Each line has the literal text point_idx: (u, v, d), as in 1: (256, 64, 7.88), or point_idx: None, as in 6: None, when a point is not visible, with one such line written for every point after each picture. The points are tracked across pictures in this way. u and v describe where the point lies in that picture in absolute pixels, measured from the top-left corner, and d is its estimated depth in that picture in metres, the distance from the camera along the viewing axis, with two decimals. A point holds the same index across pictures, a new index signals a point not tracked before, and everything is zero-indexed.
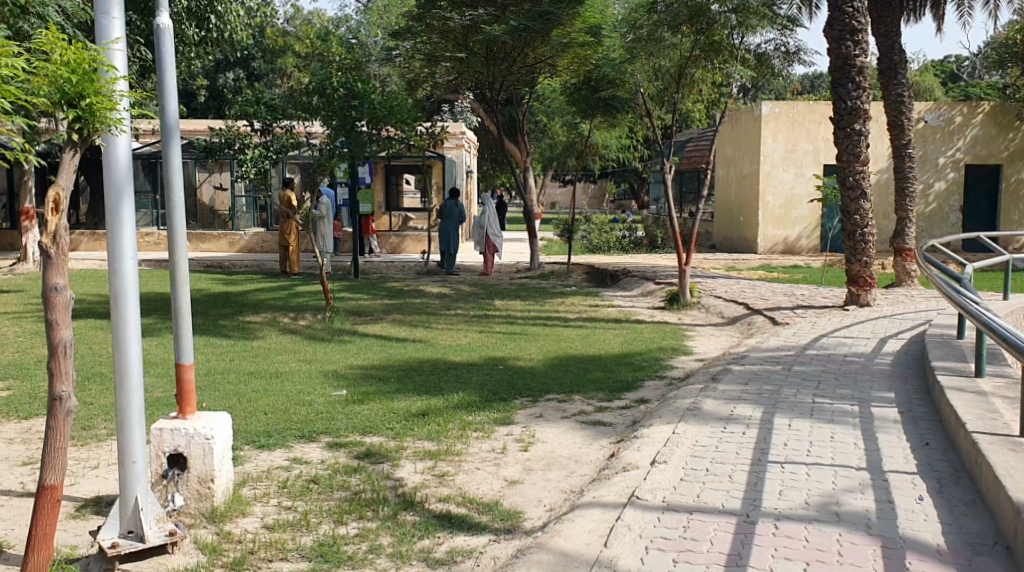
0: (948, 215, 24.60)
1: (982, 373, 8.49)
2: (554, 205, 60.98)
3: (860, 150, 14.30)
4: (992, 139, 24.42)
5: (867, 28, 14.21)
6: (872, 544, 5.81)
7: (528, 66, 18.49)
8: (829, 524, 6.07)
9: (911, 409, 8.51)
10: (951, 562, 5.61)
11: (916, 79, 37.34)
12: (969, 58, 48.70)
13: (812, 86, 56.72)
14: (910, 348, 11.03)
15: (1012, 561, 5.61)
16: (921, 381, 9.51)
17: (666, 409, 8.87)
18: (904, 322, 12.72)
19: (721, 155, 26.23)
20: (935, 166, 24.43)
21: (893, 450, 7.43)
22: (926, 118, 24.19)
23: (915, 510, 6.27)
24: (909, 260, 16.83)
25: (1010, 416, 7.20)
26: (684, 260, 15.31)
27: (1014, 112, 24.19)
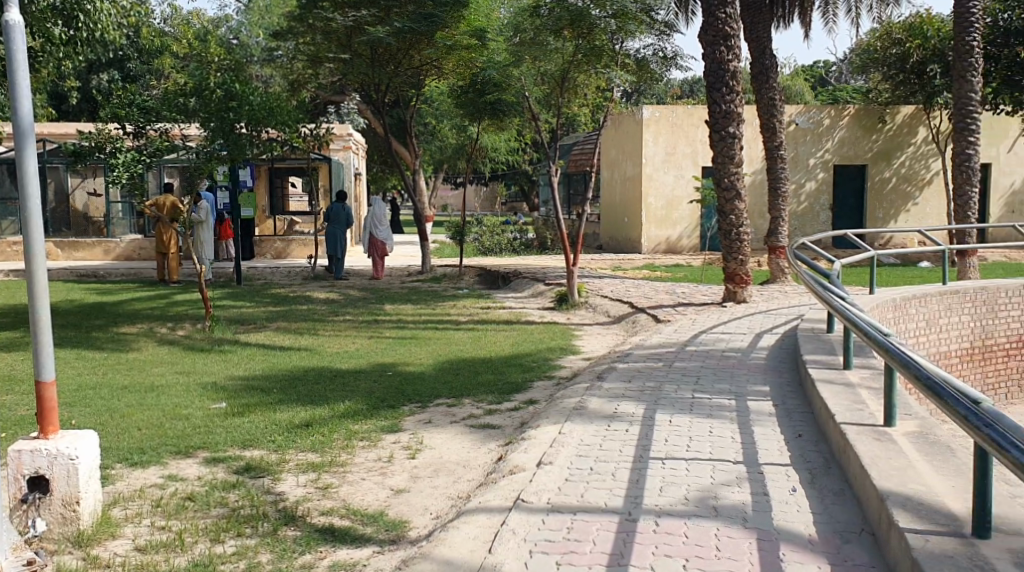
0: (819, 213, 25.23)
1: (849, 366, 8.77)
2: (444, 207, 60.77)
3: (734, 152, 14.52)
4: (858, 139, 25.15)
5: (739, 34, 14.42)
6: (748, 537, 5.88)
7: (415, 67, 18.29)
8: (707, 518, 6.12)
9: (784, 401, 8.76)
10: (822, 551, 5.71)
11: (787, 84, 38.59)
12: (837, 65, 50.75)
13: (692, 90, 58.16)
14: (784, 343, 11.27)
15: (877, 542, 5.77)
16: (794, 374, 9.79)
17: (553, 409, 8.86)
18: (779, 317, 12.99)
19: (606, 157, 26.39)
20: (806, 166, 25.02)
21: (768, 443, 7.62)
22: (796, 120, 24.77)
23: (788, 502, 6.40)
24: (782, 257, 17.21)
25: (875, 407, 7.49)
26: (572, 261, 15.31)
27: (877, 113, 25.06)
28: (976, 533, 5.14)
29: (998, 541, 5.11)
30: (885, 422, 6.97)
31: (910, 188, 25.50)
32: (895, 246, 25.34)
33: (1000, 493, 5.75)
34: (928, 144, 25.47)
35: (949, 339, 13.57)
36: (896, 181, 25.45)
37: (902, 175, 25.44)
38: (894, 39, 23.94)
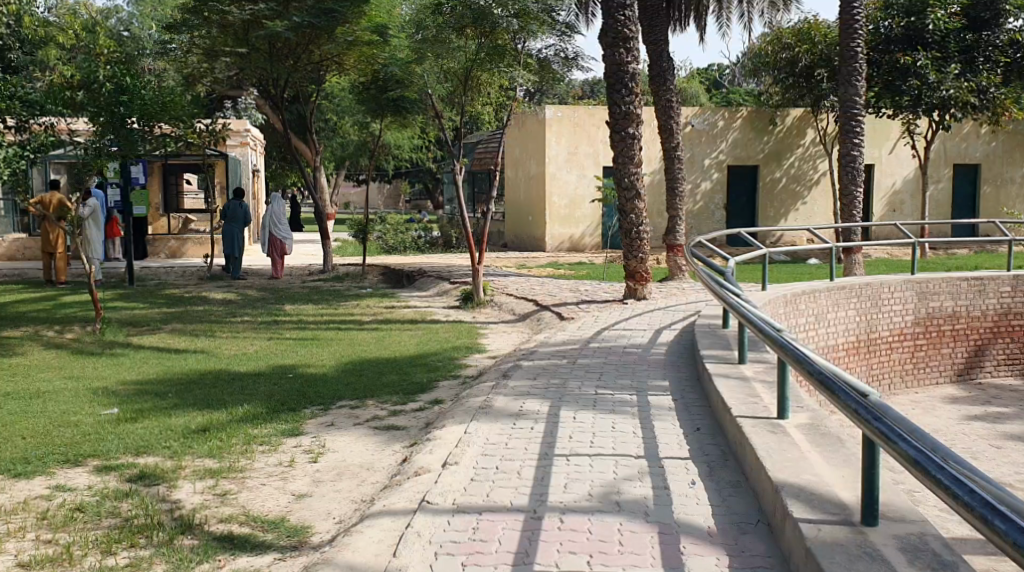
0: (713, 212, 25.61)
1: (744, 360, 8.97)
2: (346, 205, 60.11)
3: (634, 152, 14.65)
4: (749, 141, 25.63)
5: (638, 36, 14.49)
6: (650, 530, 5.94)
7: (315, 62, 18.00)
8: (610, 513, 6.18)
9: (682, 396, 8.88)
10: (719, 542, 5.79)
11: (683, 86, 39.26)
12: (731, 68, 51.80)
13: (593, 91, 58.66)
14: (682, 339, 11.39)
15: (771, 532, 5.88)
16: (691, 368, 9.93)
17: (459, 409, 8.77)
18: (675, 314, 13.07)
19: (510, 156, 26.38)
20: (702, 167, 25.39)
21: (667, 436, 7.73)
22: (692, 121, 25.11)
23: (688, 494, 6.52)
24: (680, 255, 17.37)
25: (768, 399, 7.72)
26: (477, 259, 15.23)
27: (768, 116, 25.59)
28: (864, 521, 5.32)
29: (885, 528, 5.28)
30: (777, 414, 7.19)
31: (799, 188, 26.06)
32: (784, 244, 25.76)
33: (885, 482, 5.97)
34: (816, 145, 26.05)
35: (837, 331, 13.77)
36: (786, 181, 25.97)
37: (792, 175, 25.99)
38: (783, 43, 24.17)
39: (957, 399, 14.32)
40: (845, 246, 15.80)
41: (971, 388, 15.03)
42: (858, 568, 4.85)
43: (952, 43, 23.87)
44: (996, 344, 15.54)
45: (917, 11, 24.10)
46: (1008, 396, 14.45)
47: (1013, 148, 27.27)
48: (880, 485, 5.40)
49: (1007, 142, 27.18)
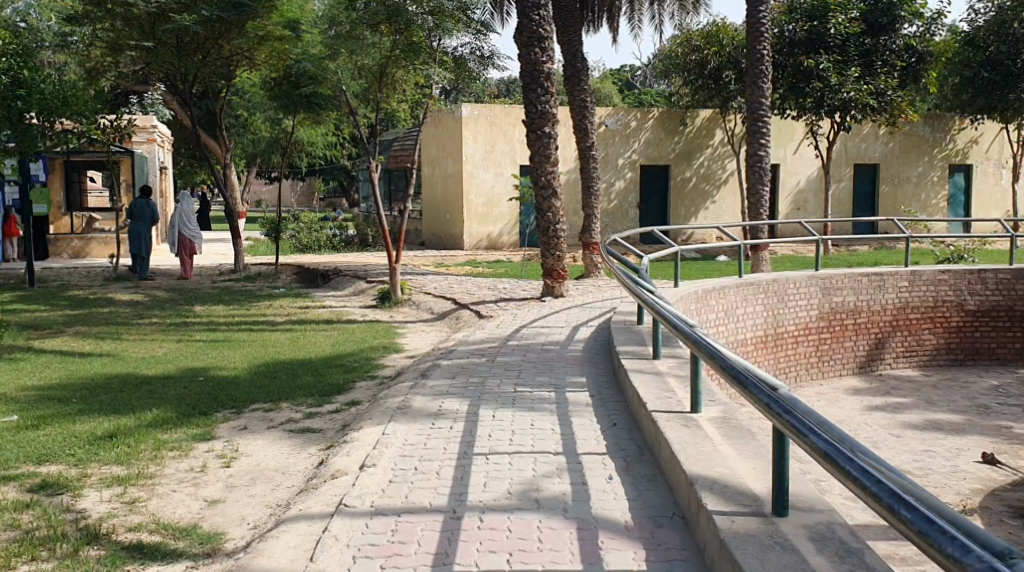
0: (627, 212, 25.73)
1: (658, 356, 8.98)
2: (258, 203, 59.10)
3: (551, 151, 14.63)
4: (660, 141, 25.85)
5: (553, 36, 14.50)
6: (568, 527, 6.01)
7: (224, 57, 17.63)
8: (529, 511, 6.21)
9: (599, 391, 8.89)
10: (636, 536, 5.89)
11: (597, 87, 39.52)
12: (643, 69, 52.28)
13: (508, 91, 58.85)
14: (599, 335, 11.42)
15: (686, 524, 6.00)
16: (608, 364, 9.96)
17: (376, 409, 8.63)
18: (591, 311, 13.07)
19: (425, 154, 26.17)
20: (615, 166, 25.52)
21: (585, 432, 7.73)
22: (606, 121, 25.22)
23: (605, 490, 6.56)
24: (596, 253, 17.44)
25: (682, 394, 7.76)
26: (394, 258, 15.04)
27: (678, 117, 25.84)
28: (775, 511, 5.47)
29: (795, 517, 5.45)
30: (691, 408, 7.23)
31: (708, 187, 26.35)
32: (694, 242, 25.98)
33: (794, 472, 6.13)
34: (724, 146, 26.40)
35: (745, 325, 13.92)
36: (696, 181, 26.26)
37: (701, 175, 26.29)
38: (692, 45, 24.43)
39: (859, 390, 14.55)
40: (752, 244, 16.04)
41: (872, 379, 15.22)
42: (769, 558, 5.01)
43: (853, 47, 24.39)
44: (894, 337, 15.69)
45: (819, 16, 24.46)
46: (909, 386, 14.82)
47: (909, 149, 28.10)
48: (789, 477, 5.57)
49: (903, 143, 27.99)
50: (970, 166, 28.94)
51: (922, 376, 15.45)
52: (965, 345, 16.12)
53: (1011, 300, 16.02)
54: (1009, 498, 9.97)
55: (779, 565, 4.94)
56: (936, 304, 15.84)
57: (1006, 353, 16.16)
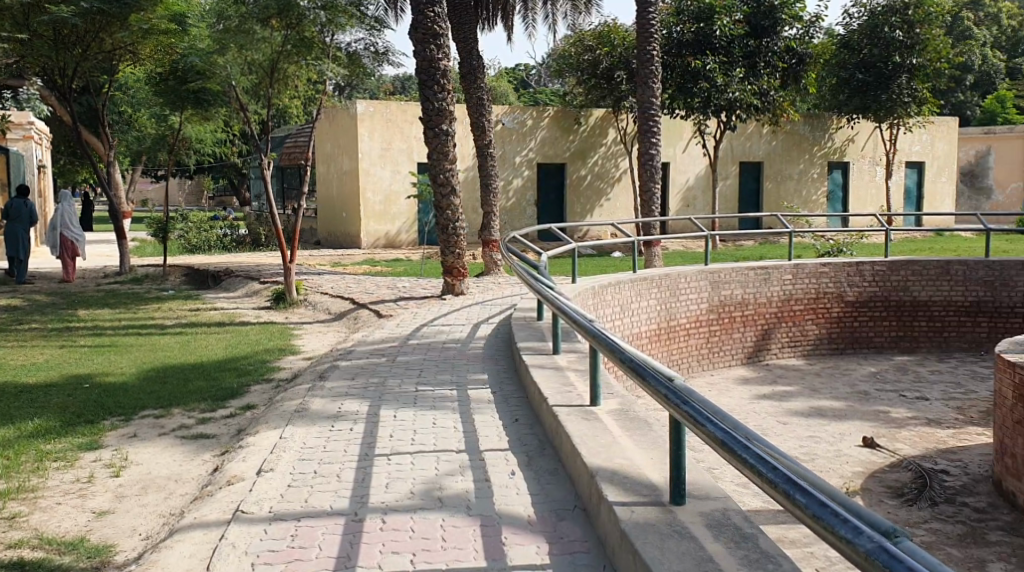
0: (525, 209, 25.73)
1: (558, 351, 8.93)
2: (144, 202, 57.40)
3: (449, 149, 14.46)
4: (557, 139, 25.84)
5: (448, 33, 14.33)
6: (472, 524, 5.93)
7: (105, 52, 17.03)
8: (432, 510, 6.09)
9: (501, 388, 8.78)
10: (539, 531, 5.85)
11: (492, 85, 39.49)
12: (537, 68, 52.46)
13: (403, 88, 58.64)
14: (499, 333, 11.30)
15: (587, 516, 6.00)
16: (509, 361, 9.86)
17: (273, 413, 8.35)
18: (491, 308, 12.96)
19: (319, 152, 25.66)
20: (513, 164, 25.39)
21: (487, 429, 7.60)
22: (503, 120, 25.01)
23: (508, 485, 6.45)
24: (495, 250, 17.38)
25: (582, 388, 7.70)
26: (289, 258, 14.67)
27: (573, 115, 25.84)
28: (672, 500, 5.48)
29: (692, 505, 5.47)
30: (590, 400, 7.16)
31: (603, 185, 26.55)
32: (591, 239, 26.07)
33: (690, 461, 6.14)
34: (617, 144, 26.61)
35: (639, 319, 14.00)
36: (591, 178, 26.40)
37: (596, 173, 26.43)
38: (585, 45, 24.75)
39: (747, 379, 14.77)
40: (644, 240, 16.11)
41: (761, 369, 15.45)
42: (668, 546, 5.08)
43: (737, 48, 24.86)
44: (779, 327, 16.00)
45: (705, 17, 24.75)
46: (793, 374, 15.11)
47: (791, 147, 28.76)
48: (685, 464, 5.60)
49: (785, 142, 28.63)
50: (847, 163, 29.83)
51: (806, 364, 15.78)
52: (846, 335, 16.45)
53: (887, 290, 16.47)
54: (888, 479, 10.29)
55: (678, 552, 5.02)
56: (818, 295, 16.24)
57: (883, 341, 16.52)
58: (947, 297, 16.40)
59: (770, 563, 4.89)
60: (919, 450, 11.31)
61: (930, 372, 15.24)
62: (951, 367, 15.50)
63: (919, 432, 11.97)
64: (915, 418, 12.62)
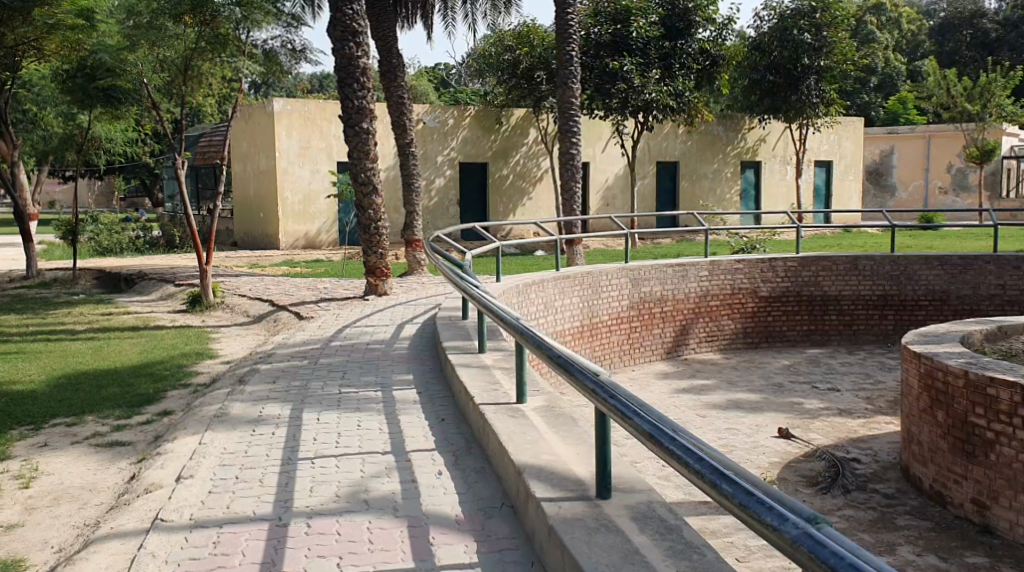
0: (448, 208, 25.45)
1: (484, 349, 8.78)
2: (53, 205, 55.80)
3: (369, 147, 14.23)
4: (478, 139, 25.68)
5: (367, 31, 14.13)
6: (400, 525, 5.76)
7: (9, 46, 16.47)
8: (359, 513, 5.91)
9: (427, 388, 8.60)
10: (468, 530, 5.71)
11: (412, 84, 39.22)
12: (457, 68, 52.22)
13: (321, 86, 58.06)
14: (423, 333, 11.12)
15: (515, 513, 5.88)
16: (434, 361, 9.69)
17: (191, 418, 8.07)
18: (416, 308, 12.78)
19: (234, 152, 25.10)
20: (435, 164, 25.12)
21: (412, 430, 7.42)
22: (424, 119, 24.72)
23: (435, 485, 6.29)
24: (418, 250, 17.22)
25: (509, 386, 7.57)
26: (205, 259, 14.30)
27: (494, 115, 25.70)
28: (598, 494, 5.38)
29: (618, 499, 5.38)
30: (516, 398, 7.07)
31: (525, 185, 26.53)
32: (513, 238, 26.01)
33: (616, 456, 6.06)
34: (538, 144, 26.62)
35: (563, 317, 13.95)
36: (513, 177, 26.32)
37: (518, 172, 26.37)
38: (505, 45, 24.81)
39: (667, 374, 14.83)
40: (566, 240, 16.07)
41: (681, 364, 15.52)
42: (596, 540, 4.98)
43: (653, 50, 25.05)
44: (697, 323, 16.08)
45: (622, 19, 25.06)
46: (711, 369, 15.21)
47: (705, 147, 29.05)
48: (611, 458, 5.50)
49: (700, 142, 28.90)
50: (759, 162, 30.30)
51: (724, 359, 15.89)
52: (761, 329, 16.63)
53: (798, 286, 16.73)
54: (803, 469, 10.40)
55: (605, 546, 4.92)
56: (733, 292, 16.38)
57: (795, 334, 16.73)
58: (856, 291, 16.68)
59: (696, 554, 4.81)
60: (832, 439, 11.44)
61: (841, 364, 15.48)
62: (861, 359, 15.77)
63: (831, 423, 12.12)
64: (827, 409, 12.78)
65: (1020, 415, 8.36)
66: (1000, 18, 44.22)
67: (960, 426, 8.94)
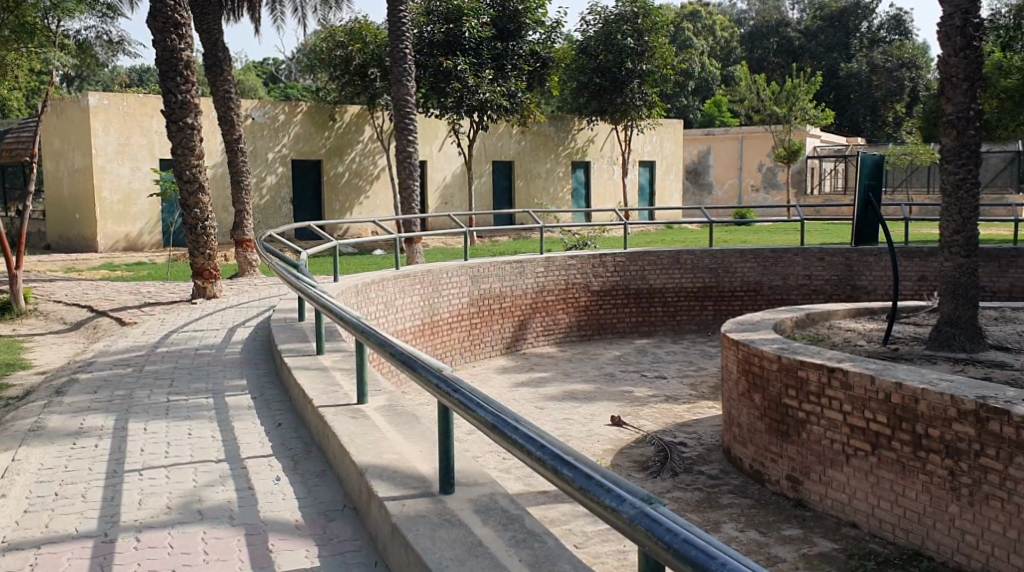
0: (281, 206, 24.69)
1: (322, 351, 8.44)
2: None
3: (194, 144, 13.64)
4: (310, 136, 24.98)
5: (190, 23, 13.47)
6: (237, 533, 5.42)
7: None
8: (192, 523, 5.52)
9: (262, 393, 8.22)
10: (309, 534, 5.42)
11: (240, 79, 38.07)
12: (287, 63, 50.92)
13: (140, 80, 55.77)
14: (257, 336, 10.67)
15: (358, 514, 5.62)
16: (269, 365, 9.28)
17: (3, 434, 7.44)
18: (248, 311, 12.29)
19: (46, 149, 23.64)
20: (266, 161, 24.27)
21: (247, 436, 7.04)
22: (253, 115, 23.81)
23: (273, 492, 5.96)
24: (249, 250, 16.66)
25: (349, 387, 7.28)
26: (14, 264, 13.36)
27: (327, 112, 25.10)
28: (442, 489, 5.18)
29: (460, 494, 5.20)
30: (357, 399, 6.78)
31: (361, 183, 26.13)
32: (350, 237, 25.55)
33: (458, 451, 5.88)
34: (374, 141, 26.28)
35: (403, 316, 13.67)
36: (348, 175, 25.84)
37: (353, 170, 25.91)
38: (337, 41, 24.67)
39: (506, 368, 14.77)
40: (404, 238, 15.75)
41: (520, 358, 15.49)
42: (439, 536, 4.77)
43: (486, 51, 25.15)
44: (534, 318, 16.11)
45: (454, 19, 24.88)
46: (547, 361, 15.23)
47: (539, 146, 29.19)
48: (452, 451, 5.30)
49: (534, 141, 29.03)
50: (588, 162, 30.78)
51: (560, 352, 15.97)
52: (594, 322, 16.80)
53: (625, 280, 16.97)
54: (634, 455, 10.54)
55: (449, 541, 4.72)
56: (568, 286, 16.51)
57: (625, 326, 16.99)
58: (679, 284, 17.10)
59: (537, 542, 4.67)
60: (660, 425, 11.61)
61: (667, 352, 15.78)
62: (685, 347, 16.14)
63: (658, 408, 12.30)
64: (655, 395, 13.00)
65: (828, 394, 8.52)
66: (803, 27, 46.49)
67: (775, 407, 9.11)
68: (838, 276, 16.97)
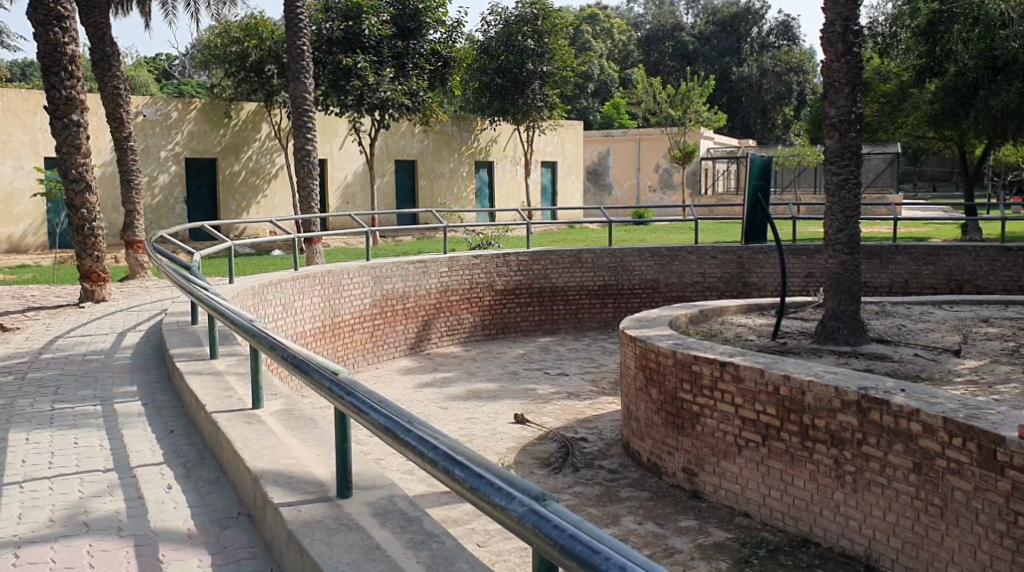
0: (174, 206, 24.10)
1: (216, 355, 8.20)
2: None
3: (80, 142, 13.20)
4: (205, 134, 24.37)
5: (75, 16, 13.03)
6: (125, 545, 5.21)
7: None
8: (77, 536, 5.30)
9: (153, 399, 7.96)
10: (201, 544, 5.24)
11: (130, 75, 37.02)
12: (180, 60, 49.70)
13: (25, 75, 53.78)
14: (148, 340, 10.34)
15: (253, 521, 5.46)
16: (160, 370, 8.99)
17: None
18: (140, 315, 11.92)
19: None
20: (158, 159, 23.62)
21: (138, 444, 6.80)
22: (144, 111, 23.19)
23: (164, 501, 5.76)
24: (140, 251, 16.17)
25: (243, 391, 7.09)
26: None
27: (222, 109, 24.54)
28: (338, 493, 5.06)
29: (358, 497, 5.08)
30: (252, 404, 6.60)
31: (258, 182, 25.64)
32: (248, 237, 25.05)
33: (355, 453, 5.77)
34: (271, 140, 25.83)
35: (303, 317, 13.42)
36: (245, 174, 25.32)
37: (250, 169, 25.40)
38: (232, 37, 24.70)
39: (410, 368, 14.63)
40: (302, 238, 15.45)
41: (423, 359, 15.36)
42: (336, 540, 4.65)
43: (385, 49, 24.96)
44: (437, 318, 15.99)
45: (354, 16, 24.72)
46: (450, 361, 15.14)
47: (441, 145, 29.00)
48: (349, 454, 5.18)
49: (436, 141, 28.81)
50: (491, 162, 30.75)
51: (463, 351, 15.90)
52: (496, 321, 16.78)
53: (528, 279, 16.99)
54: (536, 452, 10.53)
55: (346, 545, 4.60)
56: (471, 286, 16.42)
57: (527, 324, 17.03)
58: (580, 282, 17.17)
59: (436, 543, 4.59)
60: (562, 422, 11.62)
61: (569, 350, 15.84)
62: (587, 344, 16.23)
63: (559, 406, 12.32)
64: (557, 393, 13.01)
65: (720, 388, 8.62)
66: (697, 32, 46.82)
67: (670, 401, 9.19)
68: (730, 273, 17.32)
